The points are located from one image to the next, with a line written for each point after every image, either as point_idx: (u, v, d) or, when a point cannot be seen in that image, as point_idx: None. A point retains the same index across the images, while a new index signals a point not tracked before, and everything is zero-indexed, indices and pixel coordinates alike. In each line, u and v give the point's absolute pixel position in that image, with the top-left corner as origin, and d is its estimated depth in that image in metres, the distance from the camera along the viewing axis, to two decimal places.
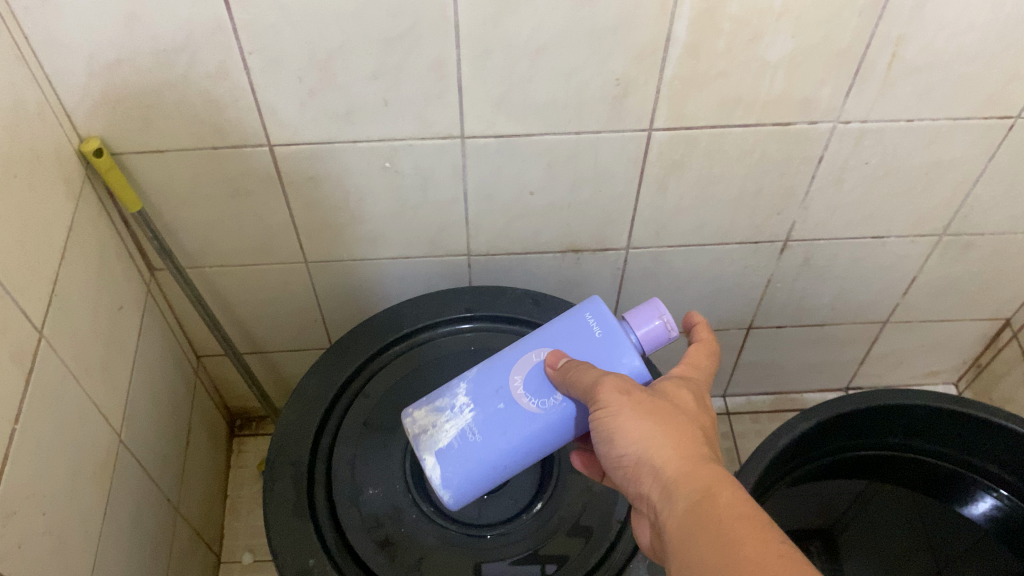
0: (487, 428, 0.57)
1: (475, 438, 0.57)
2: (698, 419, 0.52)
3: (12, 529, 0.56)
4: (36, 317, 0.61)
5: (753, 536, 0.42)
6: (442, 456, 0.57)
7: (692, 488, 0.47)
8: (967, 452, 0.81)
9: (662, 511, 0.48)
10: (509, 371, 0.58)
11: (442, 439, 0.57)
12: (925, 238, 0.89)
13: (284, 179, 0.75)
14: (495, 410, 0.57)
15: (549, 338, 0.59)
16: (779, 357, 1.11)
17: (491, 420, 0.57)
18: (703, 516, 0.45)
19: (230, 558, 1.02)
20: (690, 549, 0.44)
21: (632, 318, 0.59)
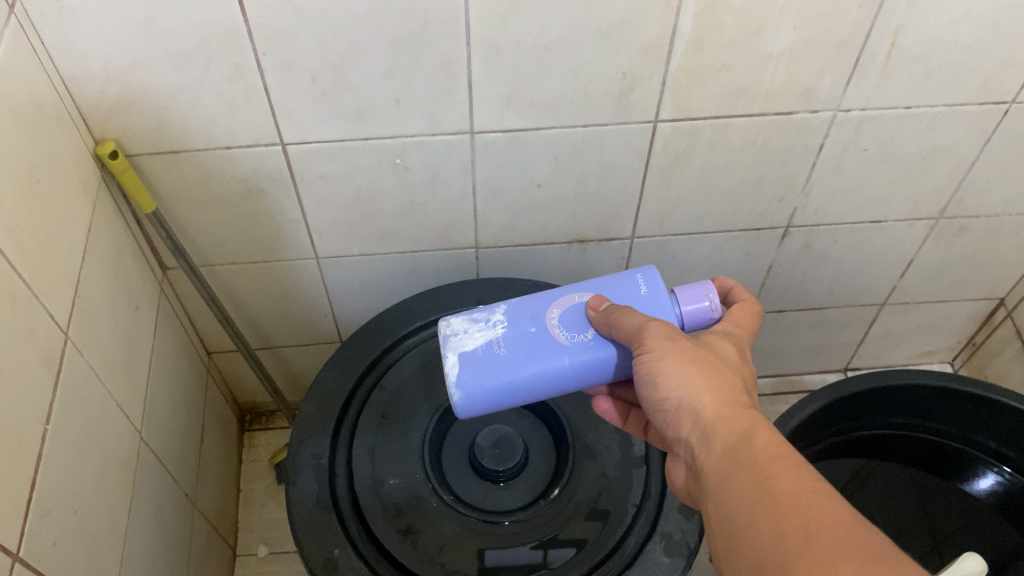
0: (514, 346, 0.58)
1: (501, 350, 0.58)
2: (737, 369, 0.53)
3: (47, 528, 0.57)
4: (62, 319, 0.62)
5: (793, 478, 0.43)
6: (465, 357, 0.58)
7: (733, 431, 0.48)
8: (968, 429, 0.84)
9: (701, 455, 0.49)
10: (549, 303, 0.61)
11: (470, 346, 0.59)
12: (922, 221, 0.91)
13: (296, 178, 0.77)
14: (528, 331, 0.59)
15: (597, 286, 0.61)
16: (780, 341, 1.14)
17: (521, 340, 0.59)
18: (742, 458, 0.46)
19: (246, 551, 1.04)
20: (731, 490, 0.46)
21: (680, 291, 0.59)
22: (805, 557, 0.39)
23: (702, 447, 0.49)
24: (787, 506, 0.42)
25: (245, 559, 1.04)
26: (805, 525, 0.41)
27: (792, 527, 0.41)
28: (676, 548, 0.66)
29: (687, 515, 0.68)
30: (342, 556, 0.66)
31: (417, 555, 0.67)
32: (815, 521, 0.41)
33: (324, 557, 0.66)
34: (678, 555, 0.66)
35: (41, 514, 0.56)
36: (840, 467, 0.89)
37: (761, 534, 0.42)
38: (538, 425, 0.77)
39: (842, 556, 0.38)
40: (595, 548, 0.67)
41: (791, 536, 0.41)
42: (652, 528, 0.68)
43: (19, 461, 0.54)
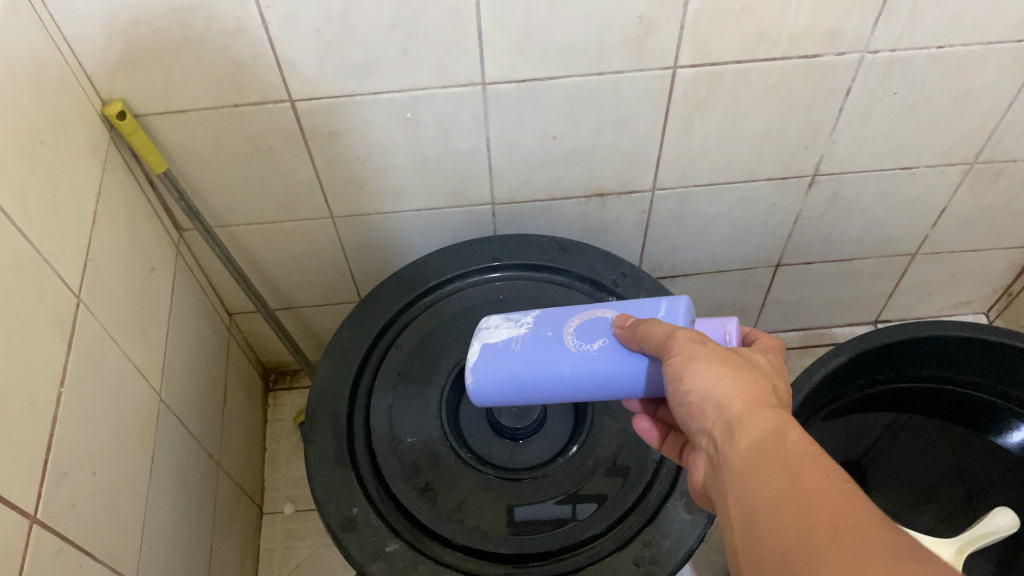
0: (530, 345, 0.57)
1: (516, 346, 0.58)
2: (768, 375, 0.49)
3: (66, 490, 0.58)
4: (73, 283, 0.62)
5: (822, 474, 0.40)
6: (485, 349, 0.59)
7: (761, 427, 0.44)
8: (998, 379, 0.82)
9: (724, 450, 0.45)
10: (575, 313, 0.59)
11: (491, 339, 0.59)
12: (955, 167, 0.87)
13: (306, 135, 0.75)
14: (545, 334, 0.57)
15: (628, 306, 0.58)
16: (807, 293, 1.11)
17: (537, 340, 0.57)
18: (771, 452, 0.43)
19: (272, 509, 1.05)
20: (755, 483, 0.42)
21: (703, 323, 0.54)
22: (831, 553, 0.36)
23: (725, 447, 0.46)
24: (815, 500, 0.39)
25: (272, 516, 1.05)
26: (832, 521, 0.37)
27: (819, 521, 0.38)
28: (697, 506, 0.65)
29: None
30: (361, 515, 0.66)
31: (436, 513, 0.67)
32: (842, 518, 0.37)
33: (343, 515, 0.66)
34: (699, 511, 0.65)
35: (58, 476, 0.57)
36: (864, 421, 0.87)
37: (787, 532, 0.39)
38: None
39: (870, 552, 0.35)
40: (616, 504, 0.67)
41: (817, 531, 0.37)
42: (673, 483, 0.67)
43: (33, 424, 0.54)
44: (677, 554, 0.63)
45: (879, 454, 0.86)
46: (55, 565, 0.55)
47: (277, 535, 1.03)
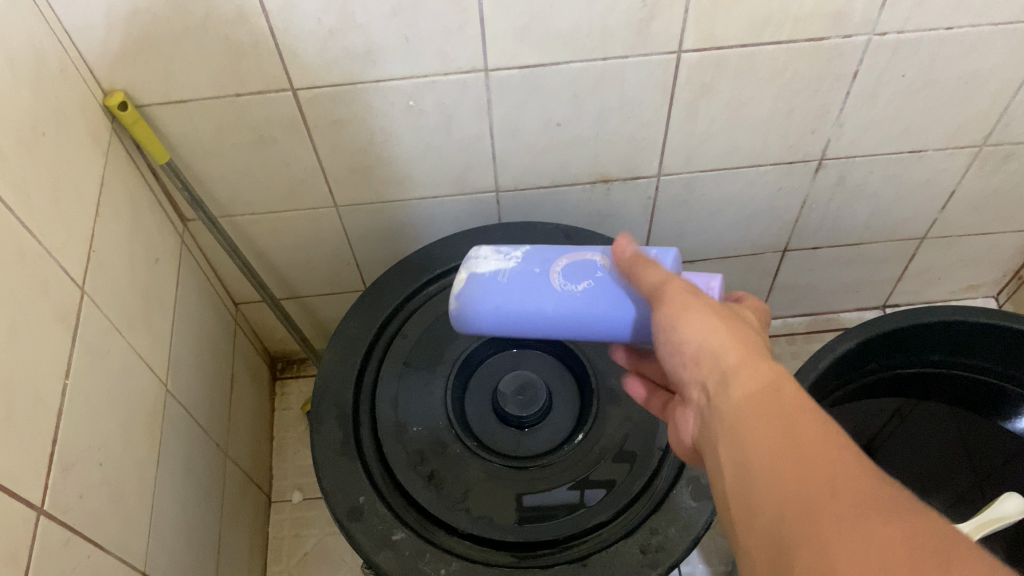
0: (520, 279, 0.57)
1: (504, 281, 0.57)
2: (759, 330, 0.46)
3: (72, 482, 0.58)
4: (77, 274, 0.62)
5: (822, 432, 0.36)
6: (479, 277, 0.58)
7: (759, 378, 0.41)
8: (1007, 364, 0.81)
9: (714, 402, 0.42)
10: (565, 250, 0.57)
11: (483, 271, 0.58)
12: (964, 150, 0.87)
13: (309, 124, 0.75)
14: (535, 277, 0.56)
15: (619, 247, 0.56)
16: (815, 278, 1.10)
17: (529, 277, 0.56)
18: (765, 403, 0.39)
19: (281, 497, 1.06)
20: (748, 439, 0.38)
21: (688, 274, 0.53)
22: (831, 511, 0.32)
23: (718, 398, 0.42)
24: (816, 462, 0.35)
25: (280, 505, 1.05)
26: (835, 484, 0.33)
27: (821, 476, 0.34)
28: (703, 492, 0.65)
29: None
30: (368, 504, 0.66)
31: (442, 502, 0.67)
32: (847, 479, 0.33)
33: (350, 504, 0.66)
34: (706, 498, 0.65)
35: (64, 468, 0.57)
36: (880, 402, 0.86)
37: (784, 489, 0.35)
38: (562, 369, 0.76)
39: (878, 520, 0.31)
40: (623, 491, 0.66)
41: (816, 486, 0.33)
42: (679, 470, 0.67)
43: (39, 416, 0.54)
44: (684, 541, 0.63)
45: (894, 433, 0.85)
46: (62, 556, 0.55)
47: (286, 523, 1.04)
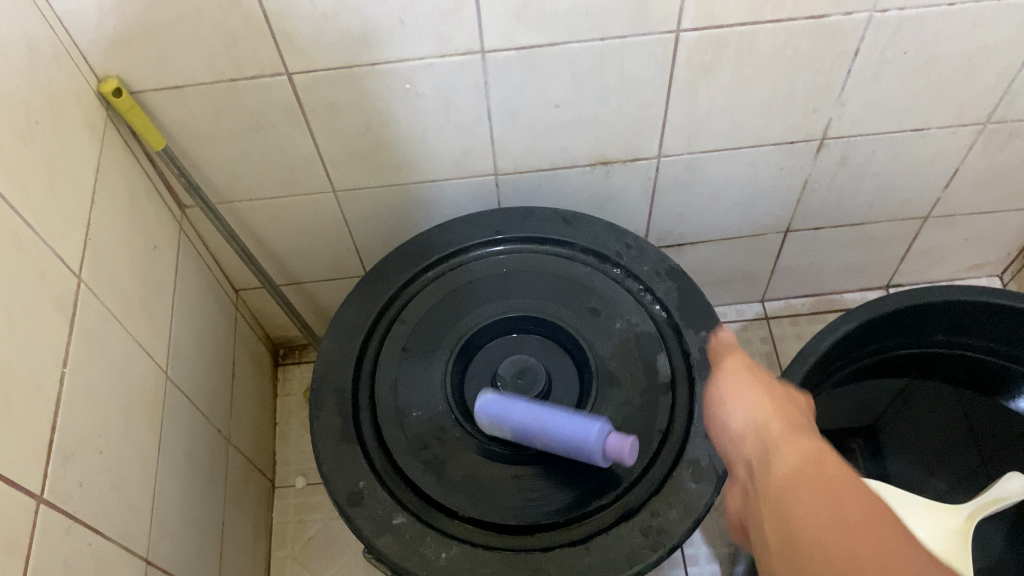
0: (510, 432, 0.66)
1: (502, 421, 0.66)
2: (803, 417, 0.51)
3: (73, 470, 0.58)
4: (74, 262, 0.62)
5: (860, 506, 0.40)
6: (483, 408, 0.67)
7: (805, 453, 0.45)
8: (1011, 345, 0.80)
9: (759, 475, 0.47)
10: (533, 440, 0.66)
11: (484, 419, 0.67)
12: (968, 127, 0.86)
13: (305, 108, 0.74)
14: (520, 422, 0.65)
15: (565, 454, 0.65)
16: (818, 259, 1.09)
17: (516, 423, 0.66)
18: (805, 475, 0.43)
19: (284, 483, 1.06)
20: (789, 508, 0.42)
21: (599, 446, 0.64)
22: None
23: (767, 475, 0.46)
24: (857, 538, 0.38)
25: (284, 490, 1.05)
26: (880, 558, 0.36)
27: (866, 558, 0.37)
28: (704, 476, 0.65)
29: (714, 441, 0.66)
30: (368, 489, 0.66)
31: (443, 487, 0.67)
32: (892, 558, 0.36)
33: (350, 489, 0.66)
34: (706, 480, 0.64)
35: (64, 456, 0.57)
36: (875, 387, 0.86)
37: (833, 564, 0.38)
38: (562, 354, 0.75)
39: None
40: (622, 475, 0.66)
41: (862, 554, 0.37)
42: (679, 454, 0.67)
43: (37, 405, 0.54)
44: (684, 523, 0.63)
45: (890, 419, 0.85)
46: (64, 544, 0.55)
47: (290, 508, 1.04)
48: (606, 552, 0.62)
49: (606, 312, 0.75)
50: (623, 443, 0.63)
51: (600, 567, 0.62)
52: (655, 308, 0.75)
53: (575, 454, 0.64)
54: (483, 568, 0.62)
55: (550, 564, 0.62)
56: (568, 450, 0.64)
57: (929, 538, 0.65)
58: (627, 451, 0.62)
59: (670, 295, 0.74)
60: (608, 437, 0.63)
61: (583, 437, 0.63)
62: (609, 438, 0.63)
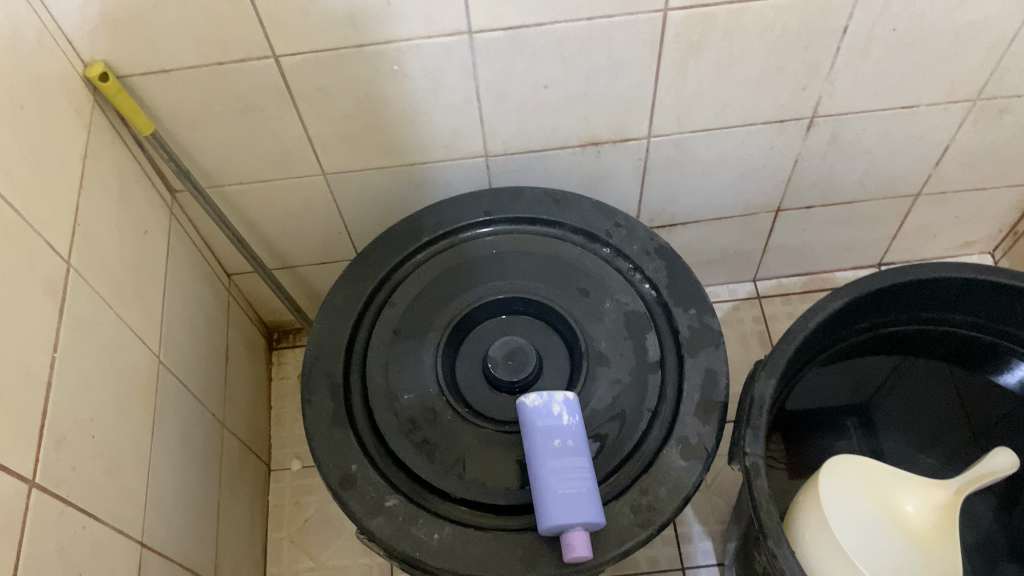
0: (560, 428, 0.65)
1: (565, 420, 0.65)
2: None
3: (65, 453, 0.58)
4: (62, 247, 0.62)
5: None
6: (567, 400, 0.66)
7: None
8: (998, 321, 0.77)
9: None
10: (556, 460, 0.63)
11: (558, 406, 0.66)
12: (958, 104, 0.85)
13: (293, 92, 0.74)
14: (577, 440, 0.64)
15: (557, 501, 0.61)
16: (810, 238, 1.10)
17: (573, 437, 0.64)
18: None
19: (280, 466, 1.06)
20: None
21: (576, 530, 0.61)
22: None
23: None
24: None
25: (280, 473, 1.06)
26: None
27: None
28: (693, 453, 0.65)
29: (703, 418, 0.67)
30: (360, 471, 0.67)
31: (434, 468, 0.67)
32: None
33: (342, 472, 0.67)
34: (695, 457, 0.65)
35: (57, 440, 0.57)
36: (874, 359, 0.86)
37: None
38: (552, 335, 0.76)
39: None
40: (612, 453, 0.67)
41: None
42: (669, 431, 0.68)
43: (27, 390, 0.55)
44: (674, 500, 0.64)
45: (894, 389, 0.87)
46: (57, 527, 0.56)
47: (286, 491, 1.04)
48: (598, 529, 0.63)
49: (595, 293, 0.75)
50: (584, 549, 0.61)
51: (593, 544, 0.62)
52: (644, 287, 0.76)
53: (566, 500, 0.61)
54: (475, 547, 0.63)
55: (541, 544, 0.63)
56: (568, 493, 0.62)
57: (914, 513, 0.67)
58: (576, 554, 0.60)
59: (658, 274, 0.75)
60: (583, 532, 0.61)
61: (594, 507, 0.61)
62: (582, 532, 0.61)
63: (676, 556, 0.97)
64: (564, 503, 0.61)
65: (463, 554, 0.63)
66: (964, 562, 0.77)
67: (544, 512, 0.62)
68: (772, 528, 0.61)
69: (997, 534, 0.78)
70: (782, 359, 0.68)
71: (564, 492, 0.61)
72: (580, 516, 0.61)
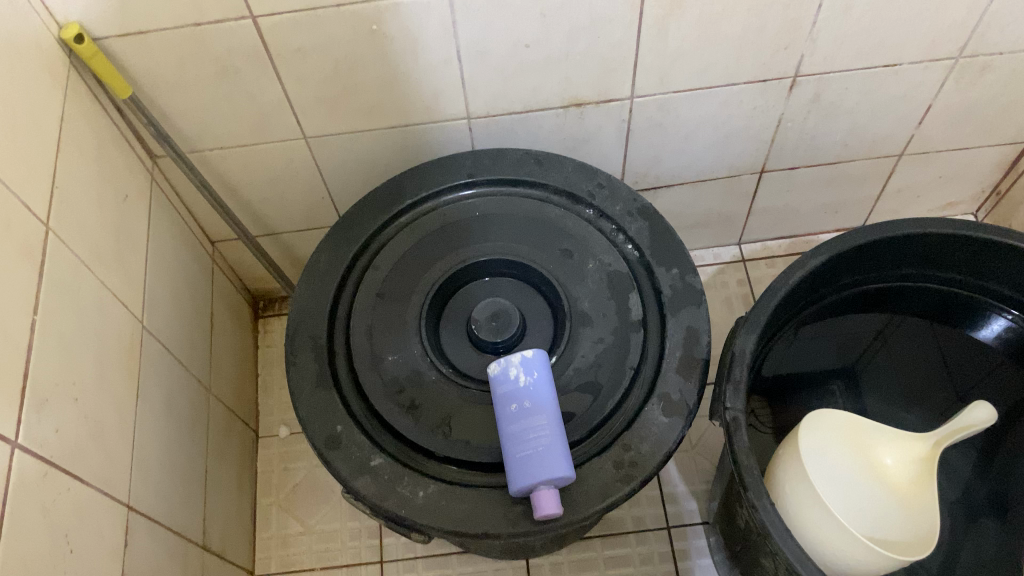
0: (517, 391, 0.65)
1: (521, 381, 0.65)
2: None
3: (48, 416, 0.58)
4: (40, 210, 0.62)
5: None
6: (523, 360, 0.66)
7: None
8: (979, 277, 0.78)
9: None
10: (514, 426, 0.63)
11: (514, 367, 0.65)
12: (940, 62, 0.85)
13: (272, 53, 0.74)
14: (534, 398, 0.64)
15: (518, 464, 0.62)
16: (794, 200, 1.10)
17: (531, 397, 0.64)
18: None
19: (268, 432, 1.07)
20: None
21: (540, 492, 0.61)
22: None
23: None
24: None
25: (268, 440, 1.06)
26: None
27: None
28: (674, 410, 0.66)
29: (685, 375, 0.68)
30: (346, 433, 0.67)
31: (420, 428, 0.68)
32: None
33: (328, 433, 0.67)
34: (677, 414, 0.66)
35: (39, 402, 0.57)
36: (869, 319, 0.87)
37: None
38: (536, 296, 0.76)
39: None
40: (595, 412, 0.68)
41: None
42: (650, 389, 0.68)
43: (8, 352, 0.55)
44: (656, 456, 0.64)
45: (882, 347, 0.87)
46: (41, 488, 0.56)
47: (274, 457, 1.05)
48: (579, 484, 0.64)
49: (578, 254, 0.75)
50: (553, 506, 0.61)
51: (573, 500, 0.63)
52: (627, 247, 0.76)
53: (526, 462, 0.62)
54: (460, 505, 0.64)
55: (525, 499, 0.64)
56: (527, 454, 0.62)
57: (893, 465, 0.68)
58: (544, 512, 0.61)
59: (640, 234, 0.75)
60: (549, 490, 0.61)
61: (555, 463, 0.62)
62: (548, 490, 0.61)
63: (662, 516, 0.98)
64: (523, 464, 0.62)
65: (448, 511, 0.63)
66: (943, 514, 0.78)
67: (510, 476, 0.62)
68: (753, 480, 0.62)
69: (976, 488, 0.79)
70: (765, 315, 0.69)
71: (522, 455, 0.62)
72: (540, 476, 0.61)
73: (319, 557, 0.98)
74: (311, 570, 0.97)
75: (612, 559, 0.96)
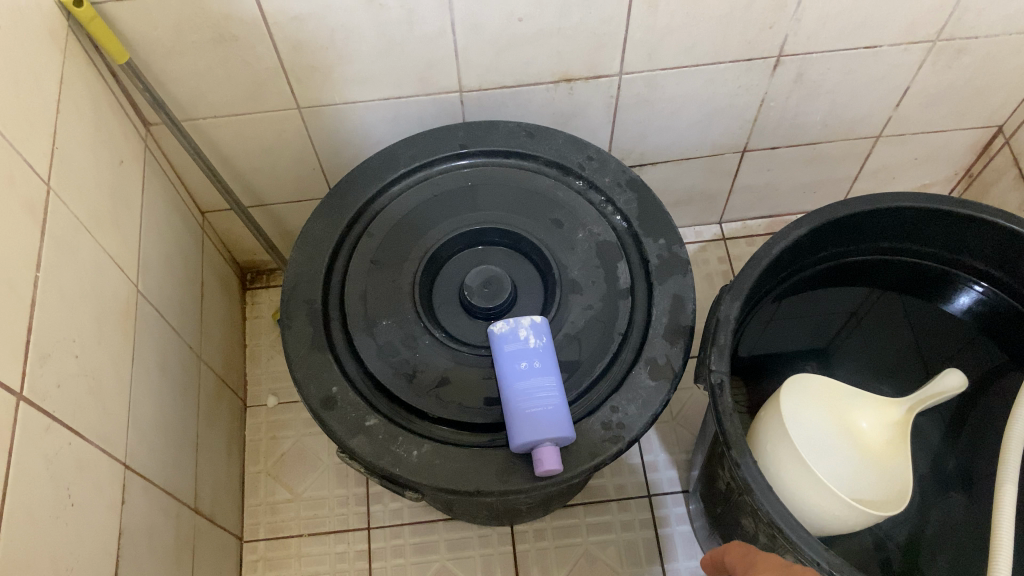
0: (526, 351, 0.67)
1: (531, 342, 0.68)
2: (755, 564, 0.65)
3: (50, 371, 0.59)
4: (42, 169, 0.62)
5: None
6: (534, 324, 0.69)
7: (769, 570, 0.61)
8: (953, 251, 0.82)
9: None
10: (521, 383, 0.66)
11: (524, 329, 0.68)
12: (918, 45, 0.88)
13: (269, 22, 0.75)
14: (544, 360, 0.67)
15: (526, 420, 0.64)
16: (774, 179, 1.12)
17: (540, 358, 0.67)
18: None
19: (256, 402, 1.08)
20: None
21: (544, 447, 0.63)
22: None
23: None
24: None
25: (255, 409, 1.08)
26: None
27: None
28: (661, 374, 0.68)
29: (671, 341, 0.70)
30: (341, 394, 0.68)
31: (414, 391, 0.69)
32: None
33: (323, 394, 0.68)
34: (663, 378, 0.68)
35: (42, 357, 0.58)
36: (853, 292, 0.90)
37: None
38: (526, 265, 0.78)
39: None
40: (584, 375, 0.70)
41: None
42: (638, 354, 0.71)
43: (12, 305, 0.56)
44: (643, 417, 0.67)
45: (864, 317, 0.90)
46: (44, 441, 0.57)
47: (262, 426, 1.06)
48: (569, 445, 0.66)
49: (568, 223, 0.77)
50: (555, 462, 0.63)
51: (562, 459, 0.65)
52: (615, 219, 0.78)
53: (535, 417, 0.64)
54: (453, 463, 0.65)
55: (519, 459, 0.66)
56: (534, 411, 0.64)
57: (869, 429, 0.71)
58: (547, 467, 0.63)
59: (629, 206, 0.77)
60: (552, 447, 0.63)
61: (562, 421, 0.64)
62: (552, 447, 0.63)
63: (643, 484, 1.01)
64: (531, 420, 0.64)
65: (441, 469, 0.65)
66: (915, 482, 0.81)
67: (513, 431, 0.64)
68: (737, 439, 0.64)
69: (946, 457, 0.82)
70: (749, 283, 0.71)
71: (530, 410, 0.64)
72: (548, 431, 0.63)
73: (307, 524, 0.99)
74: (299, 536, 0.99)
75: (593, 526, 0.98)
